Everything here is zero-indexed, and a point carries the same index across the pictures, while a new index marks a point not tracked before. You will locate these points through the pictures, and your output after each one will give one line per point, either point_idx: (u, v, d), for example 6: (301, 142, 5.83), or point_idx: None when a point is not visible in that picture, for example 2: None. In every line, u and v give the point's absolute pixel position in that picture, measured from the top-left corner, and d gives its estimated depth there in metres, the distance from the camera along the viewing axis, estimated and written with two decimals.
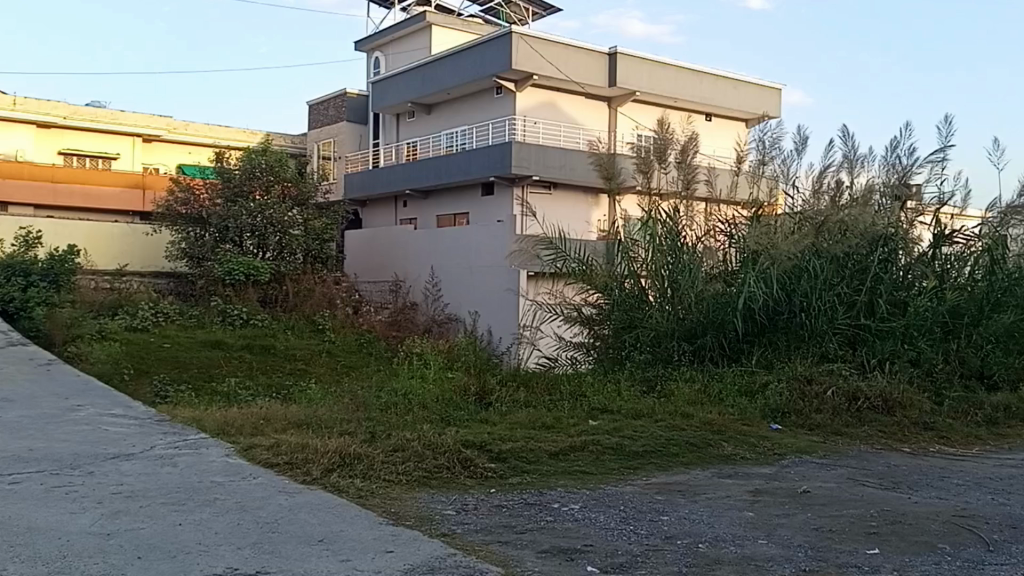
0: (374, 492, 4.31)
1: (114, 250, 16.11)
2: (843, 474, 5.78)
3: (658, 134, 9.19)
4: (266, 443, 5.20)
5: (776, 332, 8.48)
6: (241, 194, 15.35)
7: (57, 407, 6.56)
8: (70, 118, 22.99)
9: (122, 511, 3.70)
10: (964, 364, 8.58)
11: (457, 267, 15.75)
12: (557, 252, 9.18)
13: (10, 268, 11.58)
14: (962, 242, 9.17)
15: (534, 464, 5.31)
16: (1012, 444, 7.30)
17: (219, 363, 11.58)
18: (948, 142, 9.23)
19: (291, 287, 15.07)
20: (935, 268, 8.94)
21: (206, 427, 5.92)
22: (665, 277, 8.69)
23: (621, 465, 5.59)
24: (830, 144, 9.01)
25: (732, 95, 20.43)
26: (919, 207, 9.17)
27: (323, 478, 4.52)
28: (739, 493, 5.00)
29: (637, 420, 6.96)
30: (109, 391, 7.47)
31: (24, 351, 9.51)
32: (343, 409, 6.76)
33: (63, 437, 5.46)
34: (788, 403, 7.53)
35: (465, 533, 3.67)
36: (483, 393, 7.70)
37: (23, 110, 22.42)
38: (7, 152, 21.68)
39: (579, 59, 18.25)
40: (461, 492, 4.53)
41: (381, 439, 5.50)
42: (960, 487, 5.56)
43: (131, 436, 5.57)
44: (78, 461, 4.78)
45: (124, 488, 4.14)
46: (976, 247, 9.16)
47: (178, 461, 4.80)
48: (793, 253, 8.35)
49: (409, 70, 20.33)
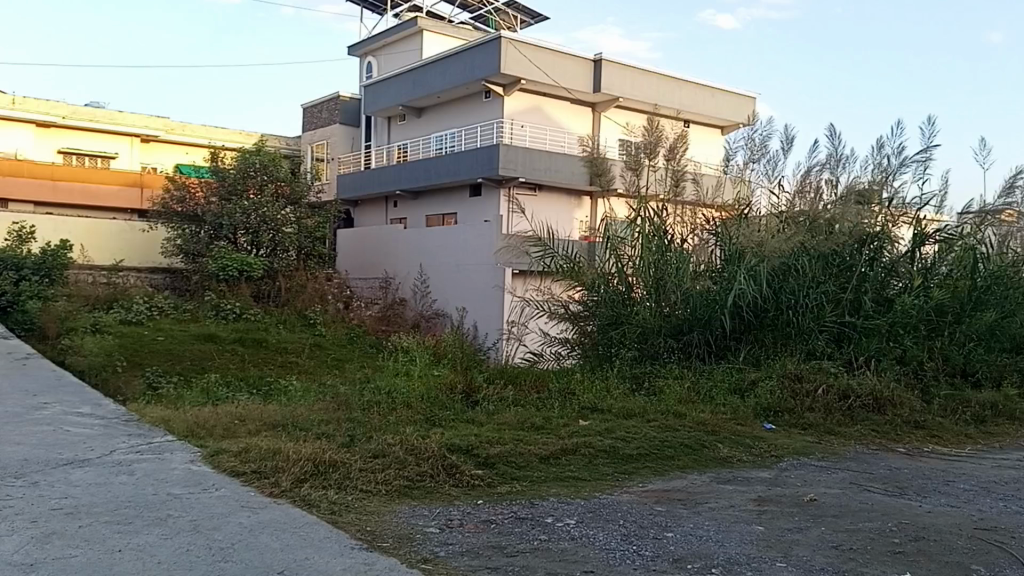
0: (348, 507, 3.92)
1: (108, 249, 15.63)
2: (846, 478, 5.44)
3: (647, 132, 8.80)
4: (233, 449, 4.77)
5: (763, 329, 8.12)
6: (235, 191, 14.80)
7: (21, 406, 6.10)
8: (68, 118, 22.43)
9: (56, 533, 3.29)
10: (948, 362, 8.24)
11: (445, 264, 15.32)
12: (545, 249, 8.84)
13: (1, 262, 10.87)
14: (941, 240, 8.81)
15: (524, 469, 4.94)
16: (1004, 444, 6.95)
17: (212, 355, 11.20)
18: (934, 141, 8.98)
19: (284, 283, 14.59)
20: (920, 267, 8.64)
21: (174, 429, 5.47)
22: (652, 274, 8.33)
23: (616, 470, 5.22)
24: (815, 142, 8.65)
25: (711, 102, 20.13)
26: (901, 206, 8.73)
27: (293, 489, 4.11)
28: (742, 502, 4.64)
29: (629, 420, 6.59)
30: (82, 387, 6.99)
31: (10, 343, 9.11)
32: (323, 409, 6.38)
33: (19, 440, 5.02)
34: (779, 402, 7.20)
35: (448, 557, 3.29)
36: (470, 391, 7.28)
37: (22, 108, 21.86)
38: (8, 151, 21.09)
39: (568, 64, 17.87)
40: (446, 504, 4.14)
41: (359, 443, 5.10)
42: (970, 493, 5.23)
43: (91, 439, 5.11)
44: (26, 468, 4.35)
45: (66, 503, 3.72)
46: (956, 245, 8.82)
47: (136, 470, 4.38)
48: (782, 251, 7.96)
49: (403, 74, 19.77)
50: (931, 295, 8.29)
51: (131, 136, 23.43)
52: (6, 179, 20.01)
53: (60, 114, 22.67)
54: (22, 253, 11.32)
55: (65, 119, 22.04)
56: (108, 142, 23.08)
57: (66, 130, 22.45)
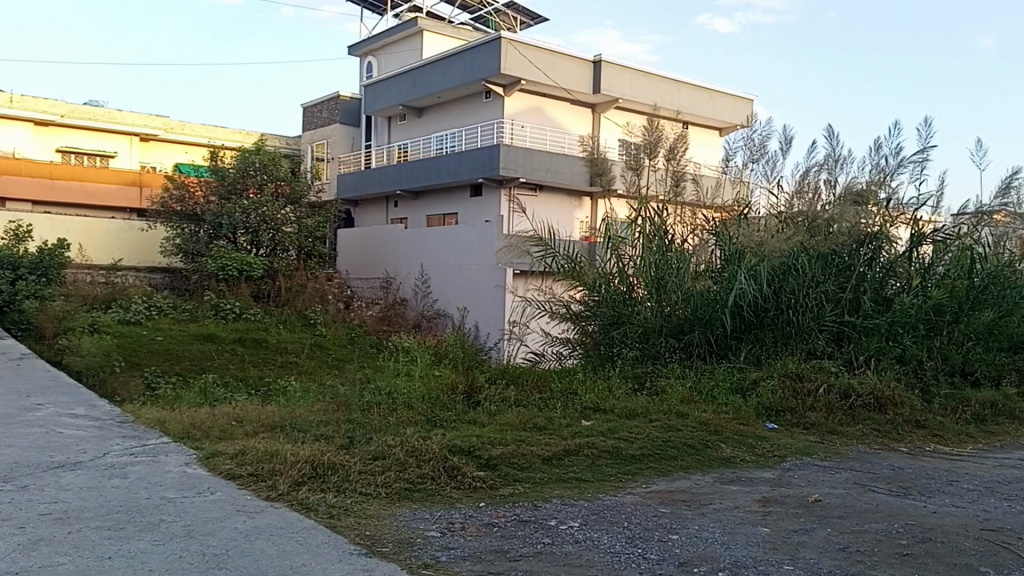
0: (347, 510, 3.84)
1: (107, 248, 15.54)
2: (850, 478, 5.36)
3: (648, 132, 8.74)
4: (229, 451, 4.69)
5: (763, 329, 8.02)
6: (235, 191, 14.72)
7: (15, 407, 6.03)
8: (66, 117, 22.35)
9: (44, 540, 3.21)
10: (947, 361, 8.17)
11: (445, 264, 15.24)
12: (546, 249, 8.77)
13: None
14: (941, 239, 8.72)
15: (526, 471, 4.86)
16: (1004, 443, 6.87)
17: (212, 354, 11.13)
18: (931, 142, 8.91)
19: (284, 282, 14.51)
20: (916, 267, 8.49)
21: (171, 431, 5.39)
22: (653, 273, 8.25)
23: (619, 471, 5.14)
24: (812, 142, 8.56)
25: (710, 104, 20.06)
26: (898, 208, 8.62)
27: (290, 493, 4.03)
28: (747, 503, 4.57)
29: (631, 420, 6.52)
30: (77, 388, 6.92)
31: (8, 343, 9.03)
32: (323, 409, 6.34)
33: (10, 442, 4.94)
34: (781, 402, 7.12)
35: (450, 561, 3.22)
36: (471, 391, 7.21)
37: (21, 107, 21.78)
38: (6, 150, 21.02)
39: (568, 64, 17.80)
40: (447, 507, 4.07)
41: (360, 444, 5.03)
42: (974, 493, 5.15)
43: (85, 441, 5.04)
44: (17, 471, 4.28)
45: (56, 508, 3.64)
46: (952, 246, 8.75)
47: (129, 473, 4.30)
48: (783, 250, 7.89)
49: (404, 74, 19.69)
50: (931, 294, 8.21)
51: (130, 135, 23.35)
52: (3, 178, 19.92)
53: (59, 113, 22.59)
54: (19, 253, 11.06)
55: (63, 118, 21.95)
56: (106, 141, 22.99)
57: (65, 129, 22.37)
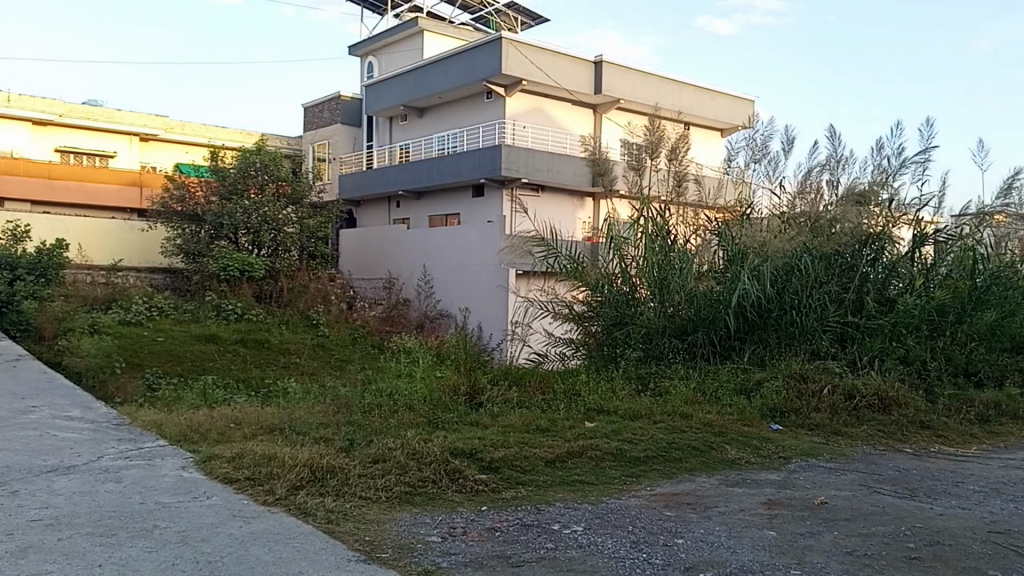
0: (346, 515, 3.77)
1: (106, 249, 15.49)
2: (855, 480, 5.28)
3: (649, 131, 8.67)
4: (226, 455, 4.61)
5: (767, 329, 7.92)
6: (236, 191, 14.66)
7: (9, 409, 5.96)
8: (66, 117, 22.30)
9: (33, 547, 3.14)
10: (950, 362, 8.08)
11: (447, 265, 15.17)
12: (548, 249, 8.69)
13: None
14: (942, 239, 8.66)
15: (529, 474, 4.78)
16: (1009, 444, 6.78)
17: (213, 355, 11.07)
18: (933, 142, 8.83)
19: (286, 283, 14.44)
20: (919, 267, 8.44)
21: (166, 433, 5.31)
22: (655, 273, 8.17)
23: (623, 473, 5.06)
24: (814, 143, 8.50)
25: (711, 105, 19.99)
26: (900, 208, 8.55)
27: (288, 497, 3.96)
28: (752, 506, 4.49)
29: (635, 422, 6.44)
30: (73, 390, 6.84)
31: (7, 344, 8.97)
32: (322, 411, 6.26)
33: (4, 445, 4.87)
34: (786, 403, 7.04)
35: (451, 568, 3.15)
36: (473, 393, 7.13)
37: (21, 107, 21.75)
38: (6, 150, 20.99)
39: (569, 65, 17.73)
40: (448, 511, 3.99)
41: (359, 446, 4.96)
42: (980, 494, 5.06)
43: (79, 444, 4.96)
44: (9, 475, 4.21)
45: (47, 514, 3.57)
46: (954, 246, 8.67)
47: (123, 477, 4.22)
48: (786, 251, 7.82)
49: (404, 75, 19.64)
50: (933, 295, 8.12)
51: (130, 135, 23.32)
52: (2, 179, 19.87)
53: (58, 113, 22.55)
54: (17, 253, 10.98)
55: (62, 117, 21.91)
56: (106, 142, 22.95)
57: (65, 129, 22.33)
